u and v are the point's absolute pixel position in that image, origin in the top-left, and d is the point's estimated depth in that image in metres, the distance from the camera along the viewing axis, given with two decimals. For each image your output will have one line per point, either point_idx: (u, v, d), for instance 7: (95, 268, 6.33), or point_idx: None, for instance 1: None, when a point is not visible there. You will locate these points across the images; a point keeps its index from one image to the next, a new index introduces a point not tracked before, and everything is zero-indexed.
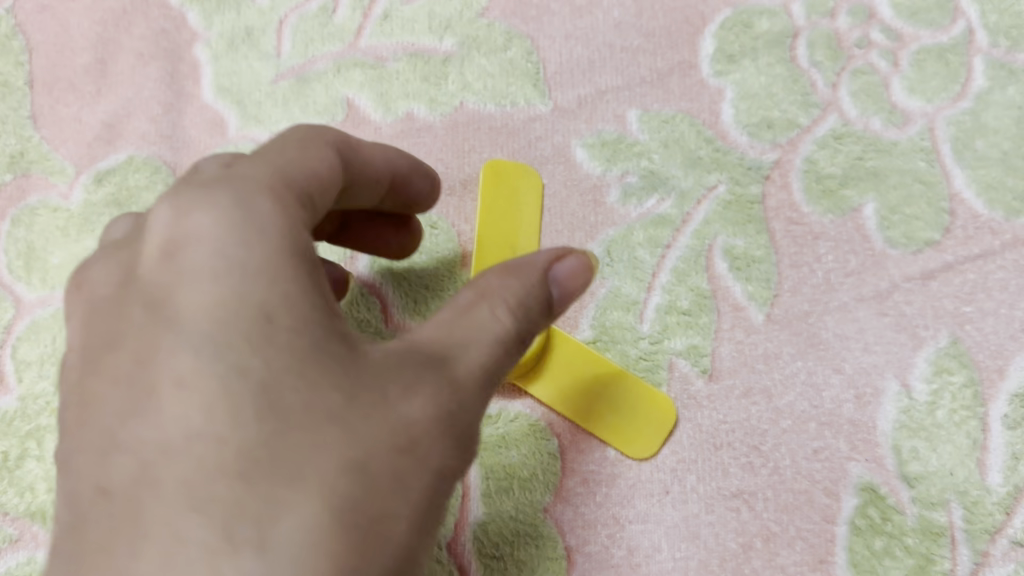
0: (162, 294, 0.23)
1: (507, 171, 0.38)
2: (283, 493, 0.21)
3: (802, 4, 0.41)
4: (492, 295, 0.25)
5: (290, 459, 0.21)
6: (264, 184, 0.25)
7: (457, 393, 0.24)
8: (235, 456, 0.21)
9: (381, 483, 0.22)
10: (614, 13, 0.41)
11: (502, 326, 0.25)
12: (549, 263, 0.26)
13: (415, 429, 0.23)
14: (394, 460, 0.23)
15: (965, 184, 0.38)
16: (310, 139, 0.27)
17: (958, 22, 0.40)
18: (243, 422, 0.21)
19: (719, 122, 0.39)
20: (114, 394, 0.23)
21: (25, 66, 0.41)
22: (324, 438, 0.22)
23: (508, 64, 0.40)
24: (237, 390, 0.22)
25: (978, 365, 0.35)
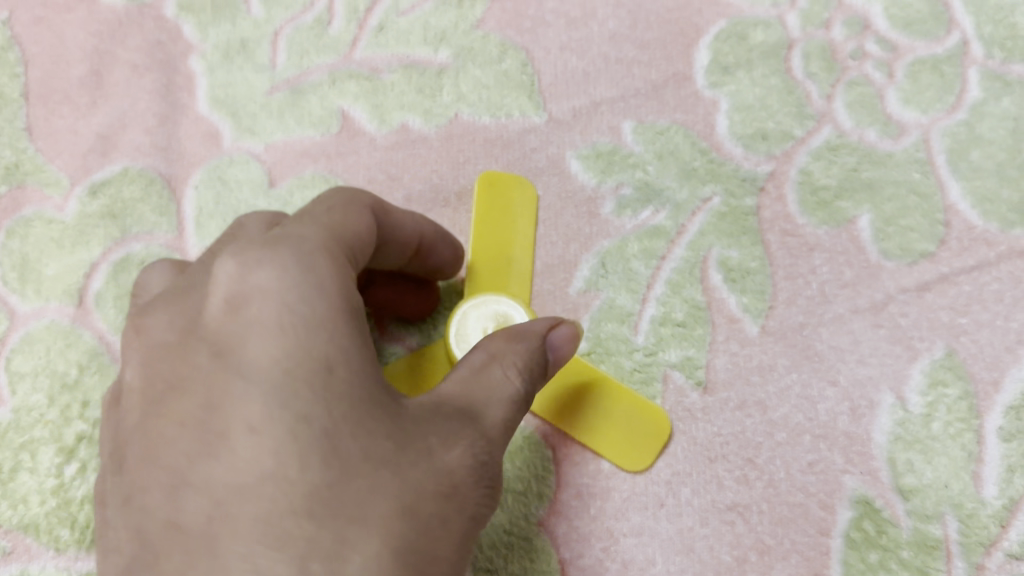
0: (224, 342, 0.25)
1: (503, 182, 0.38)
2: (350, 533, 0.23)
3: (796, 15, 0.41)
4: (503, 358, 0.28)
5: (354, 502, 0.23)
6: (320, 243, 0.27)
7: (486, 444, 0.27)
8: (305, 498, 0.23)
9: (428, 524, 0.24)
10: (609, 26, 0.41)
11: (513, 386, 0.28)
12: (548, 330, 0.29)
13: (455, 476, 0.25)
14: (439, 503, 0.25)
15: (960, 196, 0.38)
16: (350, 199, 0.29)
17: (953, 33, 0.40)
18: (311, 467, 0.23)
19: (714, 133, 0.39)
20: (181, 435, 0.24)
21: (20, 78, 0.40)
22: (381, 481, 0.24)
23: (502, 76, 0.40)
24: (303, 438, 0.23)
25: (973, 377, 0.35)
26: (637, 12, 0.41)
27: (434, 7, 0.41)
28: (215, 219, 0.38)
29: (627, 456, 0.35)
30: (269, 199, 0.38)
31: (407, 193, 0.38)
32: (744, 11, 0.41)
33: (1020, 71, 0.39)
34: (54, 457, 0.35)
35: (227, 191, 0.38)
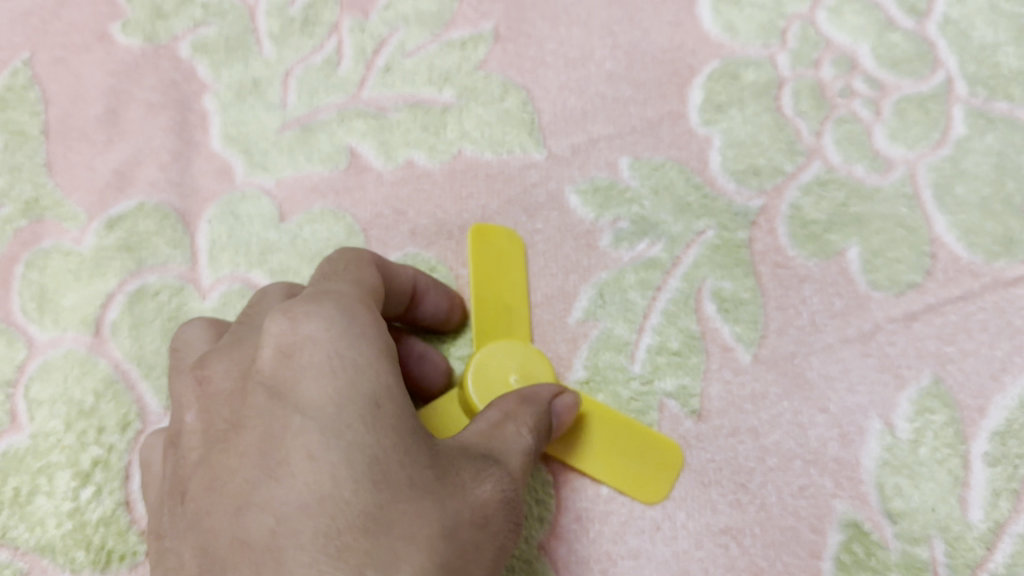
0: (281, 383, 0.27)
1: (493, 231, 0.39)
2: (401, 548, 0.24)
3: (787, 55, 0.42)
4: (517, 415, 0.31)
5: (402, 520, 0.25)
6: (358, 299, 0.29)
7: (513, 482, 0.29)
8: (360, 516, 0.24)
9: (465, 548, 0.26)
10: (606, 66, 0.43)
11: (527, 439, 0.30)
12: (552, 396, 0.32)
13: (488, 508, 0.27)
14: (472, 531, 0.26)
15: (946, 229, 0.39)
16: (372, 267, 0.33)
17: (938, 72, 0.42)
18: (364, 489, 0.25)
19: (707, 169, 0.41)
20: (243, 463, 0.25)
21: (40, 115, 0.42)
22: (425, 505, 0.25)
23: (504, 114, 0.41)
24: (356, 463, 0.25)
25: (960, 405, 0.36)
26: (634, 53, 0.43)
27: (439, 48, 0.43)
28: (227, 252, 0.39)
29: (636, 487, 0.36)
30: (280, 232, 0.40)
31: (412, 227, 0.40)
32: (736, 52, 0.42)
33: (1003, 108, 0.41)
34: (70, 481, 0.36)
35: (239, 226, 0.40)
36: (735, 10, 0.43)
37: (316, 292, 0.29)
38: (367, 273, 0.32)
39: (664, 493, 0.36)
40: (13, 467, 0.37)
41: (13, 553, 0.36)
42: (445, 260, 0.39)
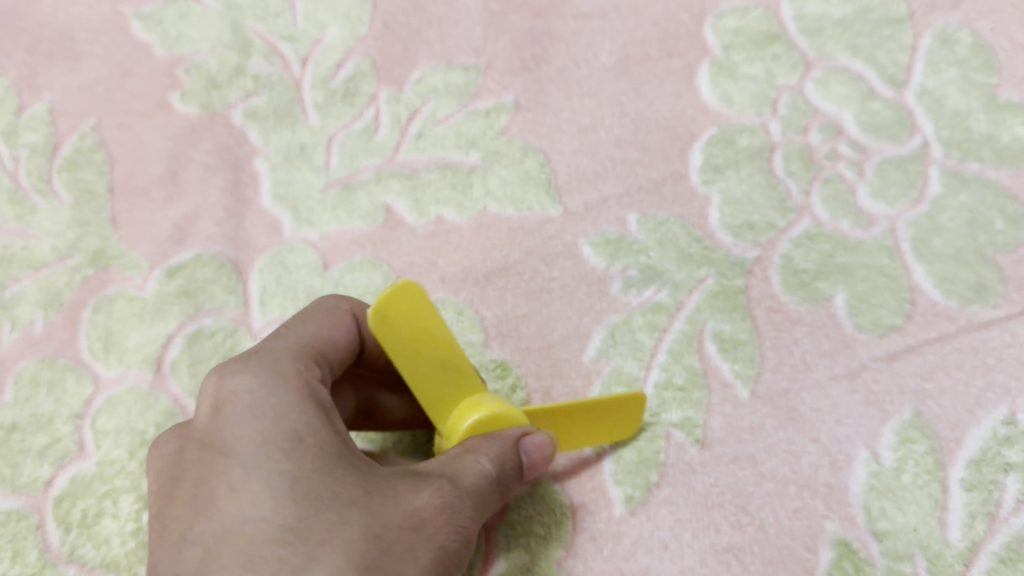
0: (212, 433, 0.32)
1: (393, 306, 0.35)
2: (319, 552, 0.29)
3: (778, 122, 0.47)
4: (478, 449, 0.33)
5: (323, 529, 0.30)
6: (286, 352, 0.35)
7: (457, 490, 0.32)
8: (280, 531, 0.29)
9: (393, 547, 0.30)
10: (615, 131, 0.47)
11: (483, 467, 0.33)
12: (520, 436, 0.34)
13: (423, 513, 0.31)
14: (405, 534, 0.30)
15: (923, 278, 0.43)
16: (332, 310, 0.37)
17: (915, 136, 0.46)
18: (286, 507, 0.30)
19: (707, 224, 0.45)
20: (185, 505, 0.31)
21: (106, 175, 0.47)
22: (349, 517, 0.30)
23: (525, 175, 0.46)
24: (278, 488, 0.30)
25: (938, 435, 0.40)
26: (641, 120, 0.48)
27: (466, 116, 0.47)
28: (276, 297, 0.44)
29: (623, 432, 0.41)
30: (324, 279, 0.44)
31: (442, 275, 0.44)
32: (732, 120, 0.47)
33: (975, 169, 0.45)
34: (133, 504, 0.40)
35: (287, 274, 0.44)
36: (730, 82, 0.48)
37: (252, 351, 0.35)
38: (312, 317, 0.37)
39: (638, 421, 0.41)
40: (80, 490, 0.41)
41: (80, 569, 0.39)
42: (471, 305, 0.44)
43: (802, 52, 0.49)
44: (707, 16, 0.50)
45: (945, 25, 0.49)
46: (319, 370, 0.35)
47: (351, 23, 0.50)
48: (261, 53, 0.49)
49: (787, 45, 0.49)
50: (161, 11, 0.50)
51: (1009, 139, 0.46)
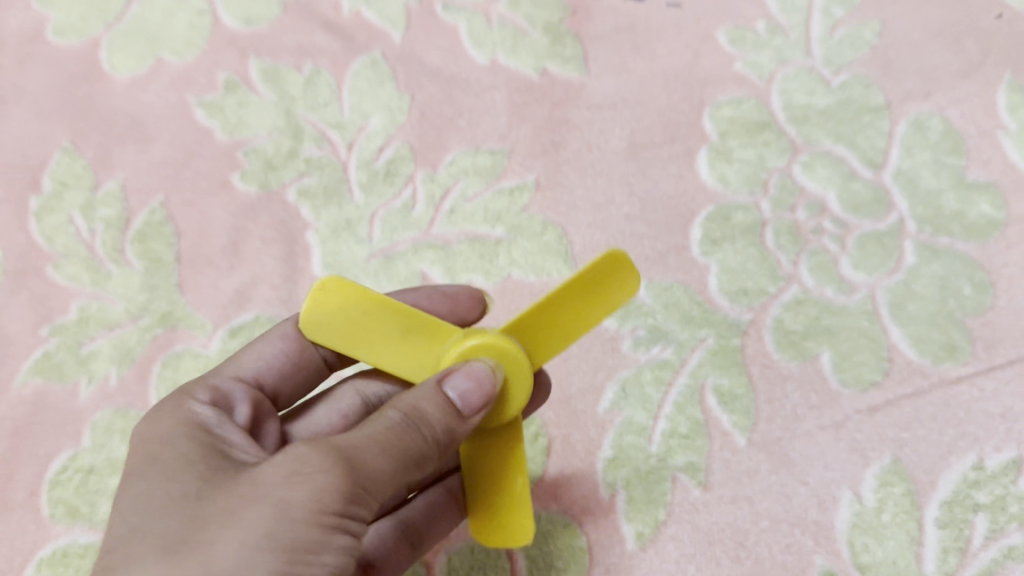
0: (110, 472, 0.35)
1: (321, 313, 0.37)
2: (137, 547, 0.30)
3: (769, 201, 0.53)
4: (371, 419, 0.32)
5: (151, 525, 0.30)
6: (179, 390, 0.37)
7: (311, 453, 0.30)
8: (117, 537, 0.30)
9: (213, 525, 0.29)
10: (625, 208, 0.53)
11: (359, 433, 0.32)
12: (431, 388, 0.33)
13: (259, 485, 0.30)
14: (233, 509, 0.29)
15: (900, 338, 0.49)
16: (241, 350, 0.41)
17: (892, 213, 0.52)
18: (127, 514, 0.31)
19: (707, 290, 0.51)
20: None
21: (174, 246, 0.53)
22: (178, 510, 0.30)
23: (545, 246, 0.52)
24: (125, 500, 0.32)
25: (914, 479, 0.45)
26: (647, 199, 0.54)
27: (492, 195, 0.53)
28: None
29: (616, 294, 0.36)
30: None
31: None
32: (728, 198, 0.53)
33: (946, 242, 0.51)
34: None
35: None
36: (727, 165, 0.54)
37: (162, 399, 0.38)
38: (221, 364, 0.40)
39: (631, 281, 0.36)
40: None
41: None
42: None
43: (790, 138, 0.55)
44: (706, 106, 0.56)
45: (918, 113, 0.55)
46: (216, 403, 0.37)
47: (391, 112, 0.56)
48: (311, 139, 0.55)
49: (777, 133, 0.55)
50: (221, 99, 0.56)
51: (975, 216, 0.52)
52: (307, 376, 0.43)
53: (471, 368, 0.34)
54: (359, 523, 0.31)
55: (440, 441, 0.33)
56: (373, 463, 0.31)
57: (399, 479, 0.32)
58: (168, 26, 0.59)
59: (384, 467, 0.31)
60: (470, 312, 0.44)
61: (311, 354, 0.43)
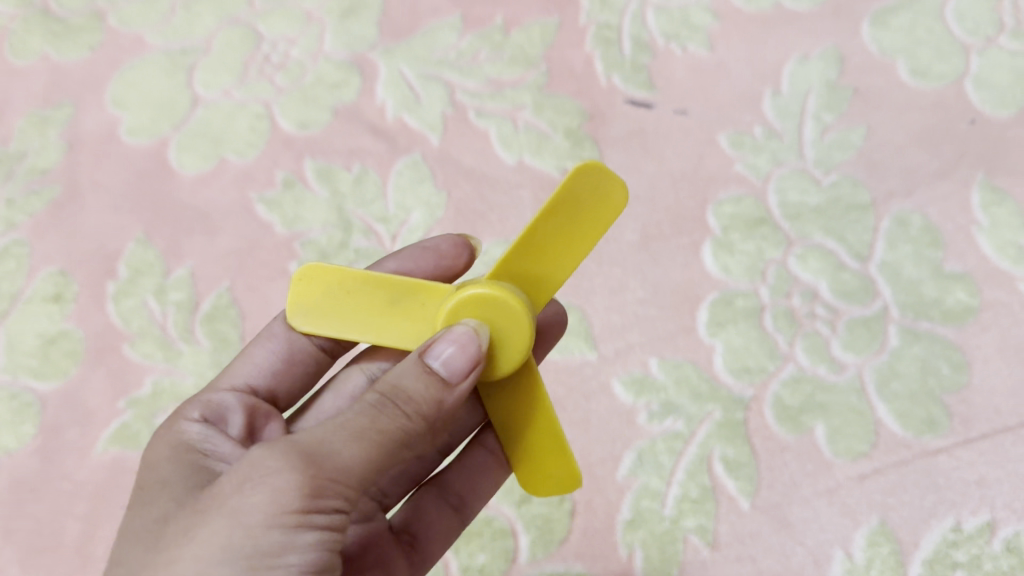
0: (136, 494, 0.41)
1: (311, 298, 0.41)
2: (132, 559, 0.35)
3: (767, 288, 0.59)
4: (348, 411, 0.35)
5: (145, 542, 0.35)
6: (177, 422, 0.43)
7: (272, 452, 0.33)
8: (123, 551, 0.36)
9: (183, 534, 0.33)
10: (638, 293, 0.60)
11: (328, 427, 0.34)
12: (412, 370, 0.36)
13: (224, 491, 0.33)
14: (201, 516, 0.33)
15: (885, 412, 0.55)
16: (226, 372, 0.49)
17: (877, 299, 0.58)
18: (135, 533, 0.36)
19: (713, 368, 0.57)
20: None
21: (239, 327, 0.59)
22: (167, 525, 0.35)
23: (568, 327, 0.59)
24: (135, 521, 0.37)
25: (900, 540, 0.51)
26: (659, 286, 0.60)
27: None
28: None
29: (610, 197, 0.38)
30: None
31: None
32: (730, 286, 0.60)
33: (926, 326, 0.57)
34: None
35: None
36: (729, 256, 0.61)
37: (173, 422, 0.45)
38: (214, 383, 0.48)
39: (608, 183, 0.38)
40: None
41: None
42: None
43: (785, 232, 0.61)
44: (709, 203, 0.63)
45: (901, 210, 0.62)
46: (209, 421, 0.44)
47: (430, 207, 0.63)
48: (359, 230, 0.62)
49: (774, 227, 0.61)
50: (280, 196, 0.64)
51: (952, 302, 0.58)
52: (304, 367, 0.50)
53: (452, 340, 0.36)
54: (331, 510, 0.33)
55: (421, 414, 0.35)
56: (335, 453, 0.33)
57: (376, 461, 0.34)
58: (231, 127, 0.66)
59: (354, 454, 0.33)
60: (453, 257, 0.50)
61: (302, 348, 0.49)
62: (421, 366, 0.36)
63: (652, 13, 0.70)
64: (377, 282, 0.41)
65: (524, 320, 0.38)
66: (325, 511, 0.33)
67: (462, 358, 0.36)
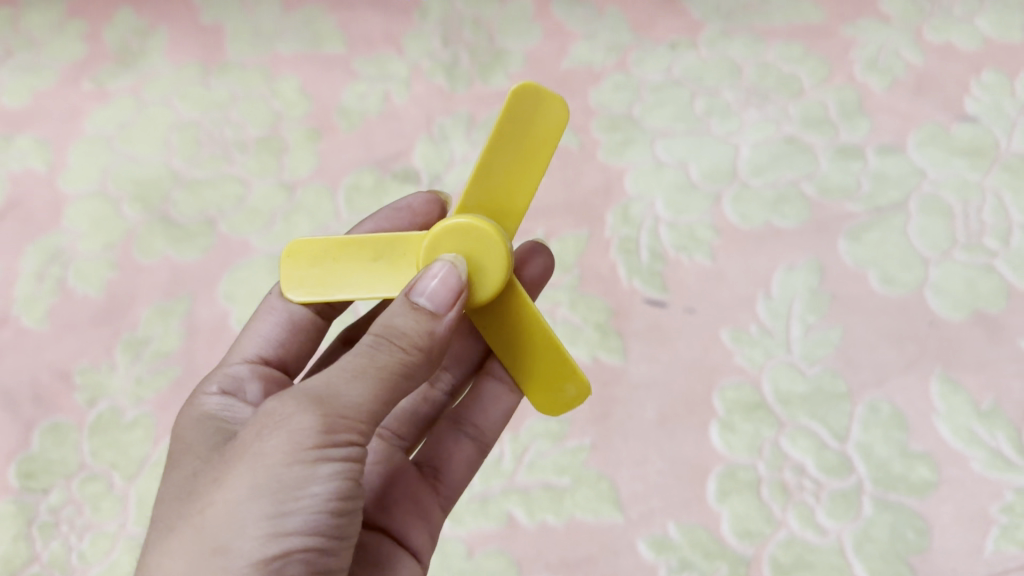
0: (178, 461, 0.55)
1: (316, 264, 0.57)
2: (191, 499, 0.49)
3: (764, 462, 0.73)
4: (349, 358, 0.48)
5: (198, 487, 0.49)
6: (206, 410, 0.60)
7: (292, 405, 0.47)
8: (182, 499, 0.50)
9: (225, 475, 0.47)
10: (658, 464, 0.74)
11: (333, 377, 0.48)
12: (400, 310, 0.49)
13: (255, 440, 0.47)
14: (239, 458, 0.47)
15: (861, 571, 0.68)
16: (233, 353, 0.66)
17: (853, 475, 0.72)
18: (189, 487, 0.51)
19: (720, 530, 0.71)
20: (168, 493, 0.54)
21: None
22: (214, 469, 0.49)
23: (600, 492, 0.73)
24: (188, 480, 0.52)
25: None
26: (675, 460, 0.74)
27: (559, 451, 0.75)
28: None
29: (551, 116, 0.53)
30: (467, 560, 0.71)
31: (547, 560, 0.71)
32: (733, 461, 0.73)
33: (893, 497, 0.71)
34: None
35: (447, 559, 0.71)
36: (733, 436, 0.75)
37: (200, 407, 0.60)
38: (226, 359, 0.65)
39: (547, 105, 0.53)
40: None
41: None
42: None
43: (777, 415, 0.75)
44: (714, 388, 0.77)
45: (873, 398, 0.75)
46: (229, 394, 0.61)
47: None
48: None
49: (768, 411, 0.75)
50: None
51: (915, 477, 0.71)
52: (305, 333, 0.67)
53: (432, 278, 0.50)
54: (344, 442, 0.46)
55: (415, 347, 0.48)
56: (342, 400, 0.47)
57: (380, 392, 0.47)
58: None
59: (358, 392, 0.47)
60: (424, 213, 0.70)
61: (299, 317, 0.67)
62: (410, 306, 0.49)
63: (664, 228, 0.87)
64: (366, 244, 0.57)
65: (490, 244, 0.53)
66: (338, 442, 0.46)
67: (445, 286, 0.50)
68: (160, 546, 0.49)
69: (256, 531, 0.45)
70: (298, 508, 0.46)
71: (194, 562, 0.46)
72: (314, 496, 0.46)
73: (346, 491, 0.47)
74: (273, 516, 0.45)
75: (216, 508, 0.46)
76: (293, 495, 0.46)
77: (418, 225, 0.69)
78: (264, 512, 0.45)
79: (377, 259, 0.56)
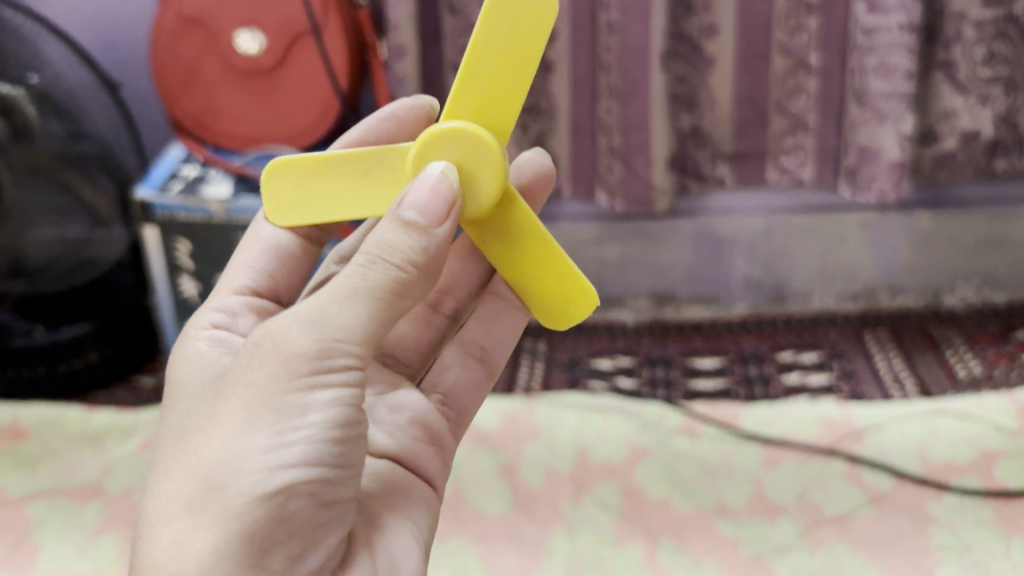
0: (174, 432, 0.89)
1: (324, 179, 0.91)
2: (192, 440, 0.82)
3: None
4: (331, 291, 0.81)
5: (195, 434, 0.82)
6: (199, 383, 0.98)
7: (279, 344, 0.80)
8: (180, 450, 0.83)
9: (219, 416, 0.80)
10: None
11: (311, 313, 0.80)
12: (399, 224, 0.80)
13: (248, 385, 0.80)
14: (236, 396, 0.80)
15: None
16: (222, 294, 1.10)
17: None
18: (184, 438, 0.83)
19: None
20: (169, 445, 0.87)
21: None
22: (208, 412, 0.82)
23: None
24: (183, 434, 0.85)
25: None
26: None
27: None
28: None
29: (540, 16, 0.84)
30: None
31: None
32: None
33: None
34: None
35: None
36: None
37: (190, 392, 0.96)
38: (212, 302, 1.09)
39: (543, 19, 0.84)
40: None
41: None
42: None
43: None
44: None
45: None
46: (218, 324, 1.06)
47: None
48: None
49: None
50: None
51: None
52: (291, 258, 1.13)
53: (429, 195, 0.81)
54: (331, 373, 0.80)
55: (407, 261, 0.79)
56: (335, 327, 0.79)
57: (369, 305, 0.80)
58: None
59: (347, 316, 0.80)
60: (407, 114, 1.11)
61: (287, 251, 1.13)
62: (403, 223, 0.80)
63: None
64: (361, 161, 0.90)
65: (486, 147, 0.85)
66: (324, 375, 0.79)
67: (434, 193, 0.81)
68: (179, 465, 0.81)
69: (264, 457, 0.78)
70: (296, 433, 0.79)
71: (212, 485, 0.79)
72: (309, 421, 0.79)
73: (334, 417, 0.81)
74: (277, 441, 0.79)
75: (228, 437, 0.79)
76: (294, 424, 0.79)
77: (404, 124, 1.11)
78: (267, 442, 0.78)
79: (372, 170, 0.90)
